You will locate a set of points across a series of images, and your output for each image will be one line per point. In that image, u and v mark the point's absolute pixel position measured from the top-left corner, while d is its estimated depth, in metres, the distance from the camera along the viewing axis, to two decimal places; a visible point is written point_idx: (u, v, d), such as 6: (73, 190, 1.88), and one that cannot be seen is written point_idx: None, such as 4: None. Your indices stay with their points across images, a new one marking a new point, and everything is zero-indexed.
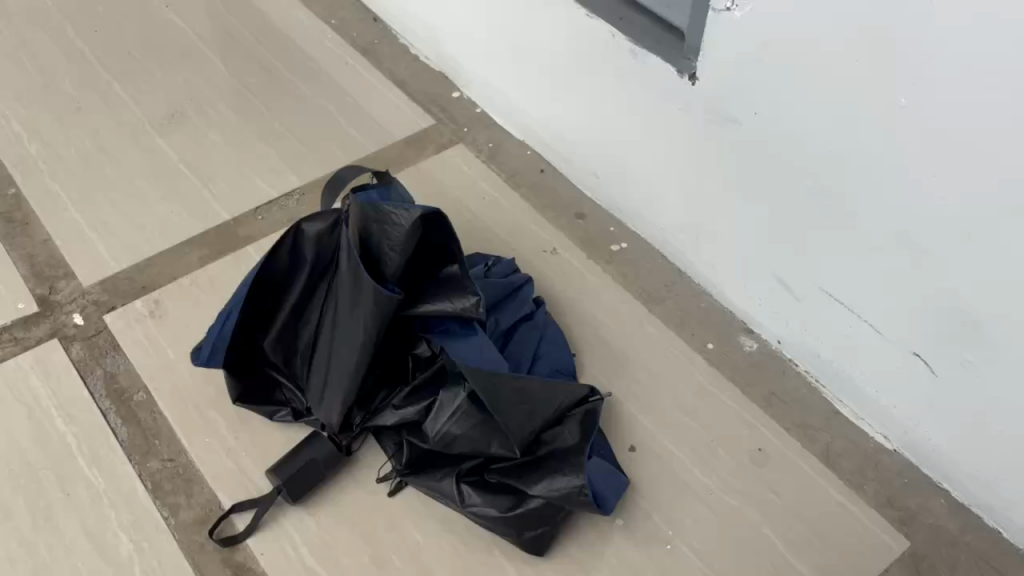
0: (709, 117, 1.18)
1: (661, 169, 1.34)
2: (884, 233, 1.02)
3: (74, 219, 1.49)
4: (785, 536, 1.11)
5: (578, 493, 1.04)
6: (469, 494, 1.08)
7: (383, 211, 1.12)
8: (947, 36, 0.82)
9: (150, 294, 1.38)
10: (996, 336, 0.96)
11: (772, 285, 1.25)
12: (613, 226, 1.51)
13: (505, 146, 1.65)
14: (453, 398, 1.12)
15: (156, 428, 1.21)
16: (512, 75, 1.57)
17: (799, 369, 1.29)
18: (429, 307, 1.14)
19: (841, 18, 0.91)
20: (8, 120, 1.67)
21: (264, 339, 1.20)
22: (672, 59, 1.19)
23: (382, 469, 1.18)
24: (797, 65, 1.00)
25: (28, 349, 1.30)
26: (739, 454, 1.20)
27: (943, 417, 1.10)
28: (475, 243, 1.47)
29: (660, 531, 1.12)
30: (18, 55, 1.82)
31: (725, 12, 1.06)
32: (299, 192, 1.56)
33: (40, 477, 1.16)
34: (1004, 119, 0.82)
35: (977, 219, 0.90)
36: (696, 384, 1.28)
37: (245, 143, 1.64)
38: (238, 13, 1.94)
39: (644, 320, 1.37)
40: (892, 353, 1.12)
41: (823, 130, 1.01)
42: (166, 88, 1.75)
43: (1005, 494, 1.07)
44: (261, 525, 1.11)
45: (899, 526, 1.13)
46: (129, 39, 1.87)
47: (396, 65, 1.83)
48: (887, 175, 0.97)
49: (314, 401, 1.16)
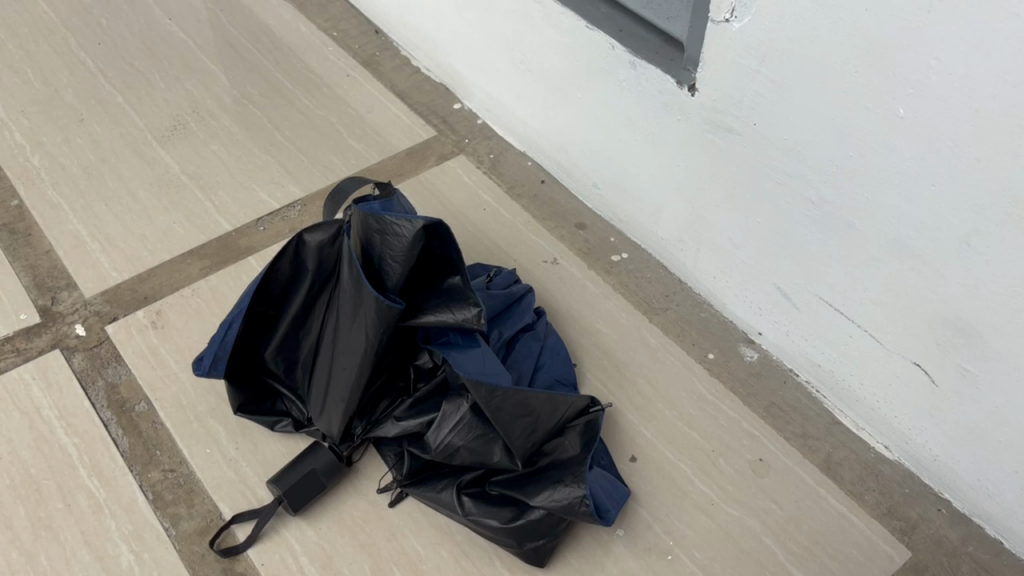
0: (710, 127, 1.18)
1: (661, 178, 1.34)
2: (885, 242, 1.02)
3: (76, 230, 1.50)
4: (786, 545, 1.11)
5: (579, 504, 1.03)
6: (469, 505, 1.08)
7: (385, 222, 1.12)
8: (944, 45, 0.83)
9: (151, 304, 1.39)
10: (997, 346, 0.96)
11: (772, 295, 1.26)
12: (613, 237, 1.51)
13: (505, 157, 1.66)
14: (455, 409, 1.12)
15: (157, 438, 1.21)
16: (512, 87, 1.58)
17: (800, 379, 1.29)
18: (431, 317, 1.13)
19: (840, 28, 0.91)
20: (12, 132, 1.68)
21: (265, 348, 1.20)
22: (672, 69, 1.20)
23: (382, 479, 1.18)
24: (797, 75, 1.00)
25: (29, 360, 1.31)
26: (740, 464, 1.20)
27: (944, 427, 1.10)
28: (476, 254, 1.48)
29: (661, 541, 1.12)
30: (21, 67, 1.83)
31: (724, 24, 1.06)
32: (300, 203, 1.56)
33: (41, 487, 1.16)
34: (1003, 128, 0.82)
35: (976, 228, 0.90)
36: (697, 394, 1.28)
37: (246, 154, 1.65)
38: (240, 25, 1.96)
39: (645, 331, 1.37)
40: (892, 364, 1.11)
41: (823, 140, 1.02)
42: (169, 100, 1.76)
43: (1008, 505, 1.07)
44: (261, 536, 1.11)
45: (900, 536, 1.12)
46: (131, 51, 1.88)
47: (397, 76, 1.84)
48: (888, 184, 0.97)
49: (316, 411, 1.17)
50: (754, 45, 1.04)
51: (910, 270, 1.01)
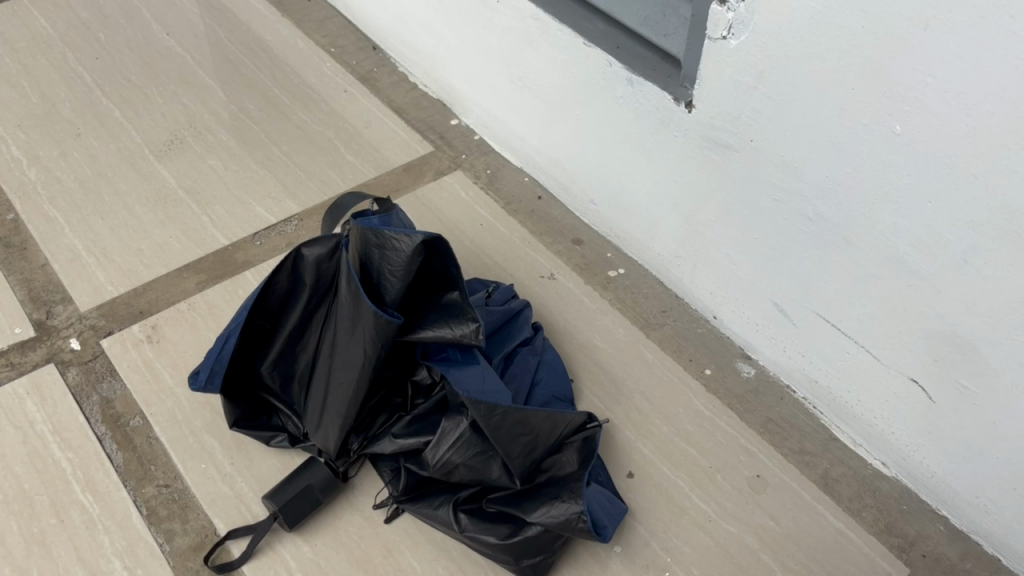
0: (708, 144, 1.19)
1: (659, 194, 1.34)
2: (882, 258, 1.02)
3: (72, 244, 1.50)
4: (784, 563, 1.11)
5: (577, 520, 1.02)
6: (466, 521, 1.07)
7: (384, 236, 1.12)
8: (940, 62, 0.84)
9: (147, 319, 1.38)
10: (995, 362, 0.96)
11: (770, 312, 1.26)
12: (610, 252, 1.52)
13: (503, 173, 1.67)
14: (455, 425, 1.11)
15: (152, 453, 1.20)
16: (510, 103, 1.59)
17: (796, 396, 1.30)
18: (429, 333, 1.13)
19: (837, 45, 0.93)
20: (8, 146, 1.68)
21: (261, 363, 1.18)
22: (669, 86, 1.21)
23: (380, 495, 1.17)
24: (794, 91, 1.01)
25: (23, 373, 1.30)
26: (739, 481, 1.19)
27: (942, 443, 1.10)
28: (474, 270, 1.48)
29: (659, 558, 1.11)
30: (19, 81, 1.83)
31: (721, 41, 1.07)
32: (297, 218, 1.56)
33: (34, 503, 1.15)
34: (1001, 144, 0.83)
35: (974, 245, 0.91)
36: (695, 410, 1.28)
37: (244, 168, 1.66)
38: (239, 40, 1.97)
39: (643, 346, 1.37)
40: (889, 379, 1.12)
41: (821, 156, 1.03)
42: (167, 114, 1.76)
43: (1006, 521, 1.07)
44: (255, 552, 1.10)
45: (899, 553, 1.12)
46: (129, 65, 1.89)
47: (395, 93, 1.85)
48: (886, 201, 0.98)
49: (312, 426, 1.16)
50: (752, 62, 1.05)
51: (909, 286, 1.01)
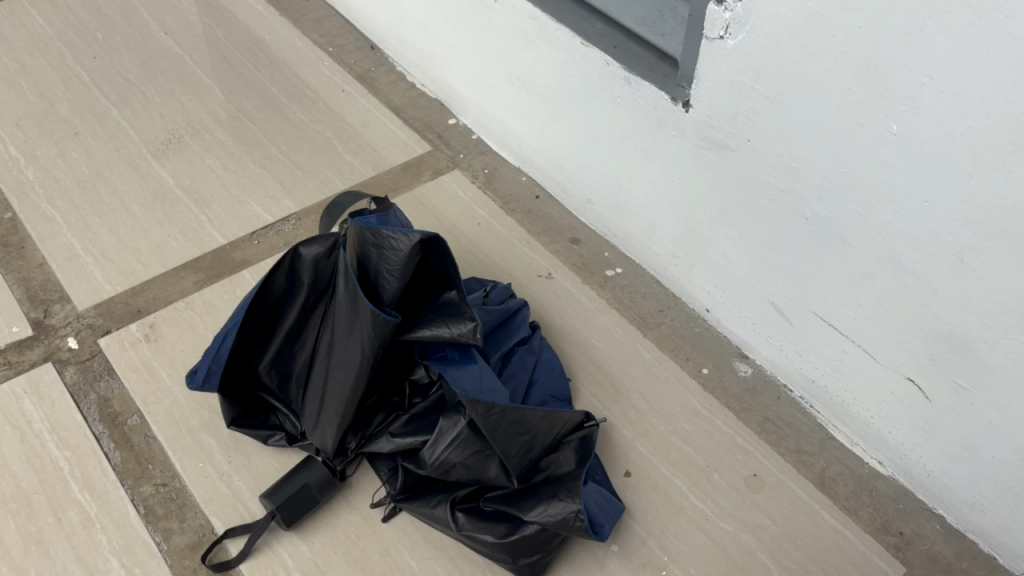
0: (705, 143, 1.19)
1: (656, 194, 1.35)
2: (878, 258, 1.03)
3: (69, 243, 1.50)
4: (781, 562, 1.11)
5: (574, 518, 1.03)
6: (463, 521, 1.07)
7: (382, 235, 1.12)
8: (936, 62, 0.84)
9: (145, 318, 1.38)
10: (992, 362, 0.96)
11: (767, 311, 1.26)
12: (607, 252, 1.52)
13: (501, 172, 1.67)
14: (453, 424, 1.11)
15: (150, 452, 1.21)
16: (508, 103, 1.59)
17: (793, 396, 1.30)
18: (426, 333, 1.13)
19: (834, 45, 0.93)
20: (6, 145, 1.68)
21: (259, 361, 1.19)
22: (666, 85, 1.21)
23: (377, 494, 1.17)
24: (791, 91, 1.01)
25: (21, 372, 1.30)
26: (736, 480, 1.20)
27: (938, 442, 1.10)
28: (472, 269, 1.48)
29: (656, 557, 1.11)
30: (17, 81, 1.83)
31: (719, 40, 1.07)
32: (295, 218, 1.56)
33: (32, 501, 1.15)
34: (996, 144, 0.83)
35: (970, 245, 0.91)
36: (692, 409, 1.28)
37: (241, 167, 1.66)
38: (237, 39, 1.97)
39: (640, 345, 1.37)
40: (885, 378, 1.12)
41: (818, 156, 1.03)
42: (165, 113, 1.76)
43: (1002, 520, 1.07)
44: (253, 551, 1.10)
45: (895, 552, 1.12)
46: (127, 64, 1.89)
47: (392, 92, 1.85)
48: (882, 200, 0.98)
49: (310, 425, 1.16)
50: (749, 62, 1.05)
51: (905, 286, 1.01)
